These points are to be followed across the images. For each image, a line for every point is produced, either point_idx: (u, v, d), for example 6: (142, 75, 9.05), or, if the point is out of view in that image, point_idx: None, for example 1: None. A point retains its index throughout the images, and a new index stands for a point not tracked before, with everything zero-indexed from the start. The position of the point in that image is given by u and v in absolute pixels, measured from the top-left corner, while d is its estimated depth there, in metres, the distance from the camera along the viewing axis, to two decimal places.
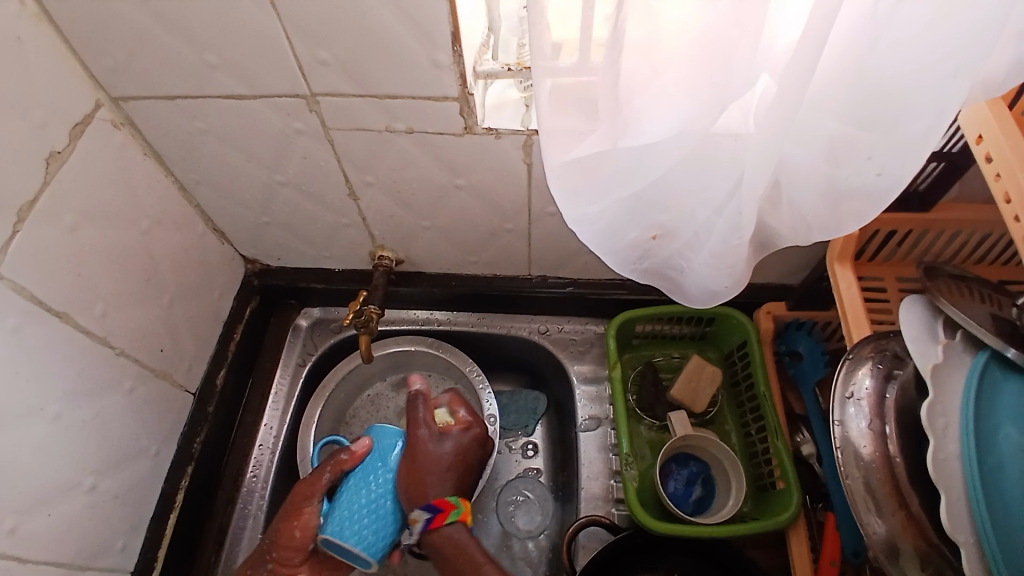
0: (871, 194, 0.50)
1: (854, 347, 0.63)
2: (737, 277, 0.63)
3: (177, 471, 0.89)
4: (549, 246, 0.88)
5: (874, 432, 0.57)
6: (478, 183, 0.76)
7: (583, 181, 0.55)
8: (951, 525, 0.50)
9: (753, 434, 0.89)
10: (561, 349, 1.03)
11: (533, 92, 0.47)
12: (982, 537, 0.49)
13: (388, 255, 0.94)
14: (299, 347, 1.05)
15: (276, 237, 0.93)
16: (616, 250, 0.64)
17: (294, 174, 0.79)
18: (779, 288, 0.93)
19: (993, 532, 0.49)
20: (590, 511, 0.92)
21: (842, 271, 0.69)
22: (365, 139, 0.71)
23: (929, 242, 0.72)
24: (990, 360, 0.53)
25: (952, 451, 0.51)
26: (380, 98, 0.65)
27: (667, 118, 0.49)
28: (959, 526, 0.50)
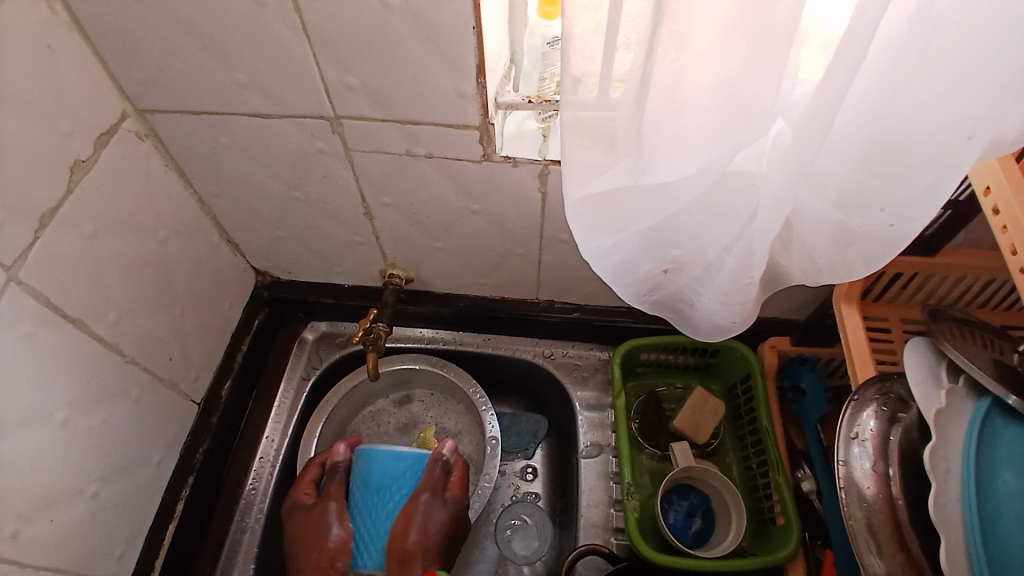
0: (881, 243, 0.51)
1: (859, 387, 0.63)
2: (746, 314, 0.64)
3: (177, 480, 0.89)
4: (559, 272, 0.89)
5: (877, 473, 0.57)
6: (493, 209, 0.78)
7: (600, 216, 0.56)
8: (950, 569, 0.50)
9: (754, 468, 0.89)
10: (565, 374, 1.03)
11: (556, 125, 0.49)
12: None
13: (398, 273, 0.94)
14: (304, 360, 1.06)
15: (290, 251, 0.95)
16: (629, 282, 0.65)
17: (312, 192, 0.81)
18: (784, 323, 0.94)
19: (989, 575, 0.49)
20: (588, 539, 0.91)
21: (848, 310, 0.70)
22: (385, 161, 0.73)
23: (933, 286, 0.73)
24: (992, 407, 0.54)
25: (952, 495, 0.51)
26: (403, 123, 0.67)
27: (686, 157, 0.50)
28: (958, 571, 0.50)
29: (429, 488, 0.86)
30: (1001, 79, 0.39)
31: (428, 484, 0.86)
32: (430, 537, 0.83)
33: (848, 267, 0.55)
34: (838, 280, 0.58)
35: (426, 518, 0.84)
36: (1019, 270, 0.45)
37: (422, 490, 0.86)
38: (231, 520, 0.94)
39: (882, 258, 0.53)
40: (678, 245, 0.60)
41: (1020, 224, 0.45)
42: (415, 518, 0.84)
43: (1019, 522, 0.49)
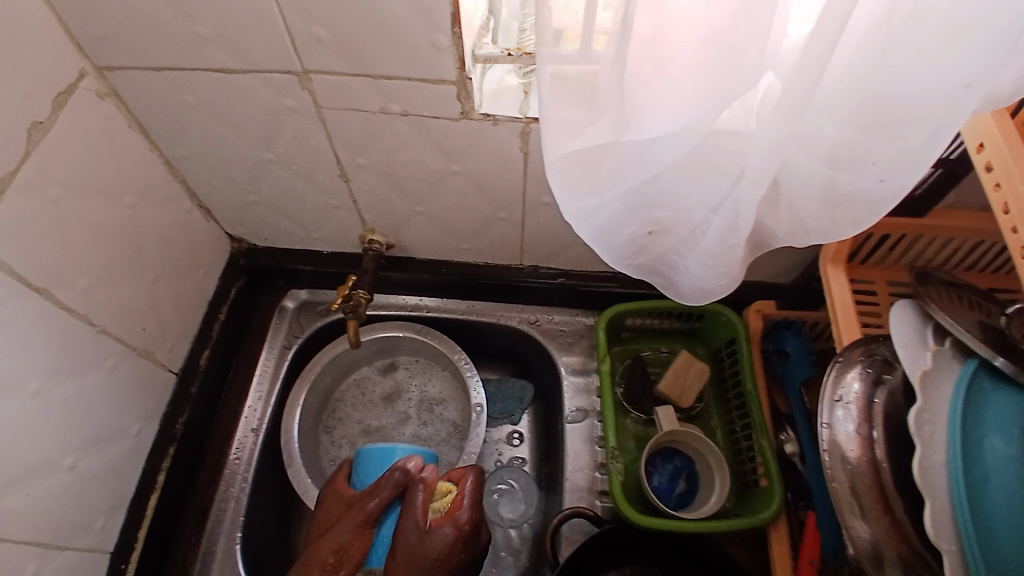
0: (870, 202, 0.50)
1: (844, 349, 0.63)
2: (731, 277, 0.63)
3: (158, 451, 0.88)
4: (543, 236, 0.87)
5: (861, 436, 0.57)
6: (474, 170, 0.74)
7: (584, 174, 0.54)
8: (935, 533, 0.51)
9: (738, 430, 0.89)
10: (550, 340, 1.02)
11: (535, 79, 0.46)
12: (965, 546, 0.50)
13: (378, 238, 0.91)
14: (285, 329, 1.02)
15: (265, 216, 0.91)
16: (613, 245, 0.64)
17: (284, 153, 0.78)
18: (770, 287, 0.93)
19: (976, 539, 0.50)
20: (573, 502, 0.91)
21: (835, 273, 0.69)
22: (359, 120, 0.70)
23: (922, 248, 0.72)
24: (979, 368, 0.55)
25: (937, 460, 0.52)
26: (375, 77, 0.64)
27: (672, 117, 0.48)
28: (942, 535, 0.51)
29: (414, 516, 0.66)
30: (1006, 26, 0.37)
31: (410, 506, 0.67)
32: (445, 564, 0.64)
33: (836, 228, 0.54)
34: (825, 240, 0.56)
35: (415, 549, 0.64)
36: (1011, 230, 0.45)
37: (405, 518, 0.66)
38: (215, 490, 0.93)
39: (871, 217, 0.52)
40: (664, 204, 0.58)
41: (1015, 182, 0.44)
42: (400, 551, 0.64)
43: (1005, 487, 0.50)
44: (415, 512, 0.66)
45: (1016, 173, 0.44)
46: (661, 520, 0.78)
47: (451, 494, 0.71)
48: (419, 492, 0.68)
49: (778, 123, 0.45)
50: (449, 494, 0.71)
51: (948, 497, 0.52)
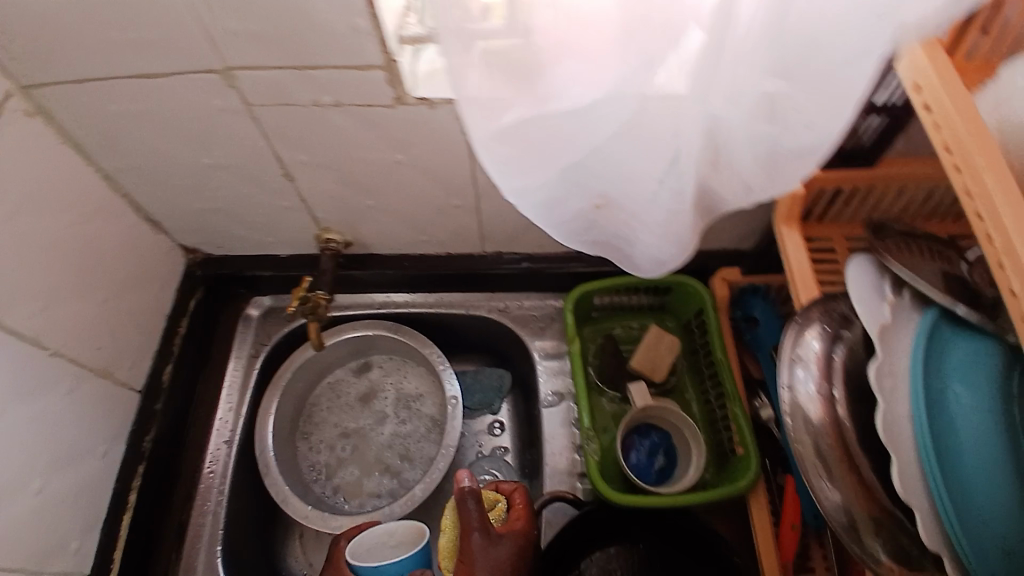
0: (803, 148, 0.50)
1: (802, 309, 0.62)
2: (684, 246, 0.62)
3: (127, 471, 0.86)
4: (500, 221, 0.85)
5: (823, 396, 0.56)
6: (419, 158, 0.73)
7: (515, 151, 0.53)
8: (904, 490, 0.51)
9: (712, 400, 0.88)
10: (521, 326, 1.01)
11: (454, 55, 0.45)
12: (936, 500, 0.50)
13: (334, 237, 0.89)
14: (251, 338, 1.00)
15: (216, 223, 0.89)
16: (560, 221, 0.62)
17: (224, 156, 0.76)
18: (734, 253, 0.92)
19: (945, 491, 0.50)
20: (554, 486, 0.90)
21: (789, 232, 0.68)
22: (294, 114, 0.68)
23: (877, 199, 0.71)
24: (940, 318, 0.55)
25: (901, 413, 0.52)
26: (303, 68, 0.62)
27: (599, 81, 0.47)
28: (912, 491, 0.51)
29: (478, 526, 0.71)
30: None
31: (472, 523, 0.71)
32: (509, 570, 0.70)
33: (779, 180, 0.53)
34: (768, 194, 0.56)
35: (491, 555, 0.70)
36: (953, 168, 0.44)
37: (470, 531, 0.71)
38: (191, 505, 0.90)
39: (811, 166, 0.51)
40: (605, 177, 0.56)
41: (955, 125, 0.43)
42: (477, 560, 0.69)
43: (971, 436, 0.50)
44: (479, 521, 0.71)
45: (954, 112, 0.43)
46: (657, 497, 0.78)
47: (503, 502, 0.79)
48: (473, 505, 0.71)
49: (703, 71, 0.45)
50: (500, 502, 0.79)
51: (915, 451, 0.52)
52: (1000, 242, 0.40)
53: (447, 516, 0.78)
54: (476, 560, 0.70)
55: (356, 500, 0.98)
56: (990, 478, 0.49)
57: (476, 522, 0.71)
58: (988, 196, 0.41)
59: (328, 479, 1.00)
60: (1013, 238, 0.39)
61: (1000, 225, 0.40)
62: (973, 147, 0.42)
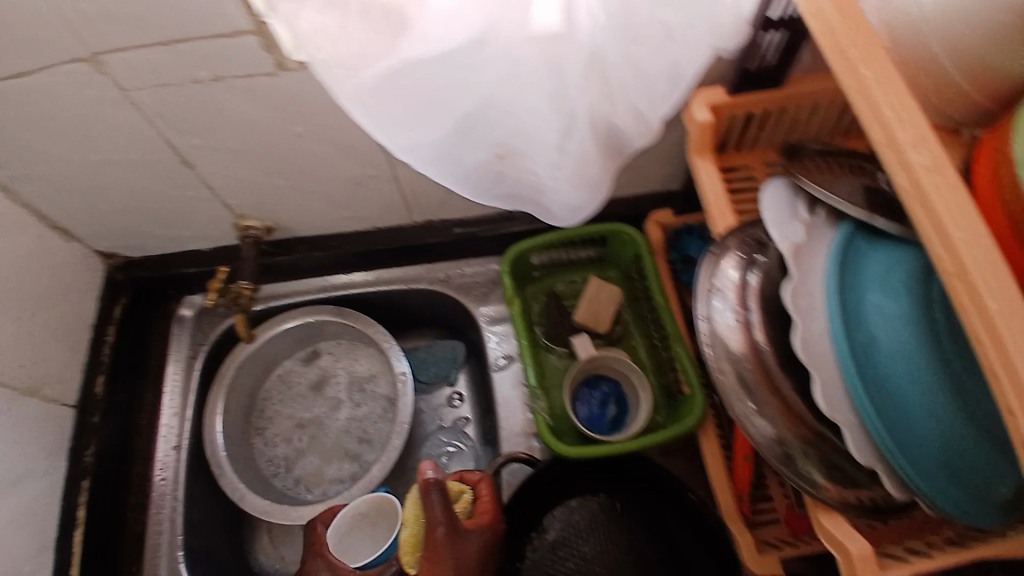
0: (675, 65, 0.53)
1: (719, 239, 0.61)
2: (592, 186, 0.62)
3: (71, 488, 0.83)
4: (420, 188, 0.82)
5: (740, 322, 0.56)
6: (319, 128, 0.70)
7: (395, 105, 0.51)
8: (829, 407, 0.50)
9: (658, 344, 0.87)
10: (464, 295, 0.98)
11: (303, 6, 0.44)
12: (860, 411, 0.49)
13: (253, 224, 0.86)
14: (188, 339, 0.96)
15: (126, 223, 0.85)
16: (464, 175, 0.60)
17: (116, 150, 0.72)
18: (664, 194, 0.91)
19: (868, 401, 0.49)
20: (511, 448, 0.90)
21: (703, 163, 0.67)
22: (176, 96, 0.64)
23: (790, 121, 0.70)
24: (855, 231, 0.55)
25: (818, 330, 0.51)
26: (171, 43, 0.58)
27: (464, 19, 0.46)
28: (836, 407, 0.50)
29: (444, 521, 0.64)
30: None
31: (439, 517, 0.64)
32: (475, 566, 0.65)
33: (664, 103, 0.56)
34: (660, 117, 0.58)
35: (458, 550, 0.64)
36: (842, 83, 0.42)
37: (435, 526, 0.64)
38: (146, 513, 0.87)
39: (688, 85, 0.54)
40: (499, 125, 0.55)
41: (836, 33, 0.43)
42: (443, 558, 0.63)
43: (889, 343, 0.50)
44: (445, 515, 0.64)
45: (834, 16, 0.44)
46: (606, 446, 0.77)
47: (468, 494, 0.72)
48: (438, 498, 0.65)
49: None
50: (465, 493, 0.72)
51: (836, 366, 0.51)
52: (879, 133, 0.39)
53: (408, 508, 0.70)
54: (441, 558, 0.63)
55: (319, 488, 0.96)
56: (910, 379, 0.49)
57: (441, 516, 0.64)
58: (867, 89, 0.40)
59: (288, 471, 0.97)
60: (893, 125, 0.38)
61: (880, 116, 0.39)
62: (852, 46, 0.41)
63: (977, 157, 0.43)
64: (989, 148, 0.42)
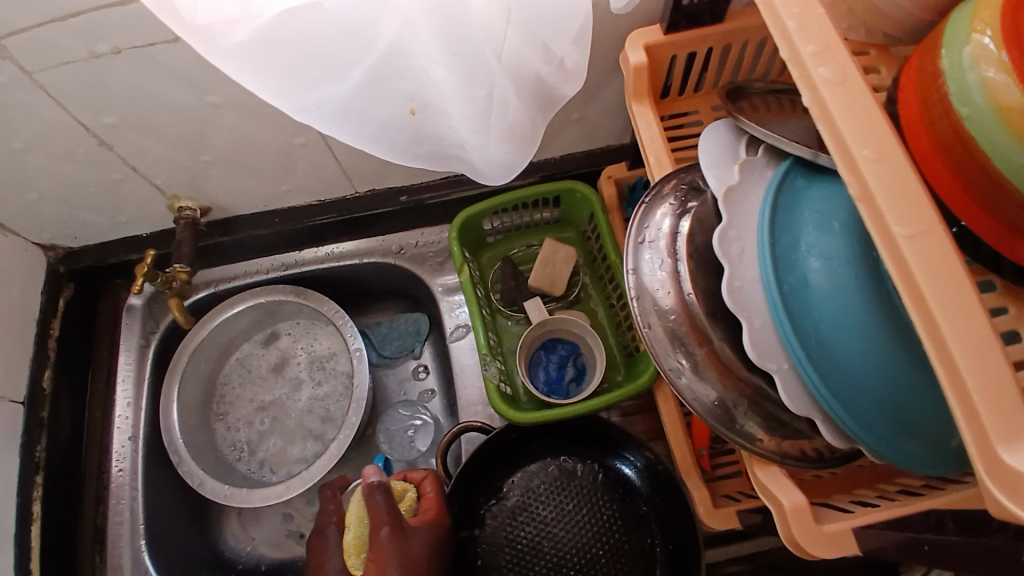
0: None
1: (655, 186, 0.57)
2: (516, 136, 0.59)
3: (25, 482, 0.82)
4: (358, 157, 0.79)
5: (670, 273, 0.53)
6: (237, 98, 0.65)
7: (279, 63, 0.48)
8: (760, 357, 0.48)
9: (616, 304, 0.85)
10: (420, 265, 0.95)
11: None
12: (795, 362, 0.47)
13: (187, 204, 0.83)
14: (138, 327, 0.94)
15: (59, 213, 0.82)
16: (376, 135, 0.57)
17: (29, 137, 0.68)
18: (616, 148, 0.87)
19: (801, 348, 0.47)
20: (471, 418, 0.88)
21: (641, 109, 0.63)
22: (77, 73, 0.60)
23: (735, 58, 0.65)
24: (794, 166, 0.53)
25: (749, 277, 0.49)
26: (58, 16, 0.54)
27: None
28: (768, 355, 0.48)
29: (388, 520, 0.63)
30: None
31: (384, 515, 0.63)
32: (420, 562, 0.64)
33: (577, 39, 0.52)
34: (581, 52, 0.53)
35: (402, 547, 0.63)
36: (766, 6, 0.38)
37: (379, 526, 0.63)
38: (105, 506, 0.88)
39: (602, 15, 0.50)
40: (399, 75, 0.51)
41: None
42: (387, 558, 0.61)
43: (823, 283, 0.47)
44: (390, 514, 0.63)
45: None
46: (559, 410, 0.75)
47: (412, 492, 0.72)
48: (381, 498, 0.64)
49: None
50: (409, 492, 0.72)
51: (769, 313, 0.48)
52: (787, 51, 0.36)
53: (353, 509, 0.69)
54: (386, 557, 0.62)
55: (283, 469, 0.95)
56: (846, 325, 0.47)
57: (386, 516, 0.63)
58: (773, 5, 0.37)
59: (252, 455, 0.96)
60: (799, 43, 0.35)
61: (787, 33, 0.36)
62: None
63: (901, 78, 0.39)
64: (913, 68, 0.38)
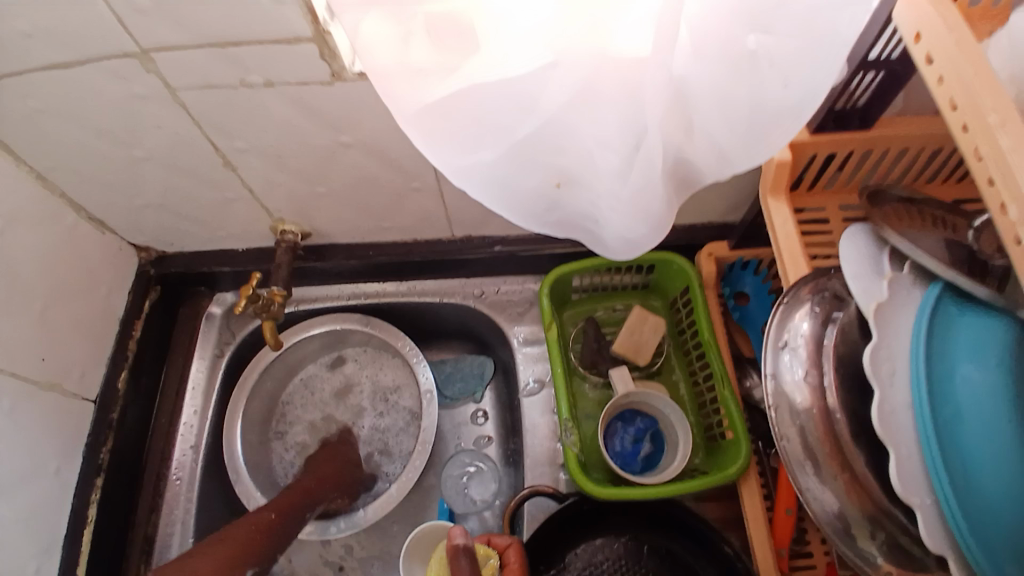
0: (780, 108, 0.46)
1: (791, 287, 0.57)
2: (658, 222, 0.56)
3: (86, 487, 0.80)
4: (465, 204, 0.79)
5: (811, 385, 0.52)
6: (367, 141, 0.66)
7: (452, 129, 0.47)
8: (904, 491, 0.46)
9: (701, 383, 0.83)
10: (498, 312, 0.95)
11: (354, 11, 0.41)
12: (941, 499, 0.45)
13: (291, 229, 0.84)
14: (215, 336, 0.95)
15: (162, 221, 0.83)
16: (517, 203, 0.56)
17: (154, 148, 0.69)
18: (718, 225, 0.86)
19: (950, 488, 0.45)
20: (536, 479, 0.86)
21: (776, 204, 0.63)
22: (221, 98, 0.61)
23: (874, 164, 0.65)
24: (943, 292, 0.50)
25: (899, 402, 0.47)
26: (223, 45, 0.55)
27: (529, 46, 0.41)
28: (913, 490, 0.46)
29: None
30: None
31: None
32: None
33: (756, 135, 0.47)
34: (752, 164, 0.51)
35: None
36: (975, 156, 0.36)
37: None
38: (157, 515, 0.87)
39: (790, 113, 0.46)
40: (560, 154, 0.51)
41: (972, 95, 0.36)
42: None
43: (981, 422, 0.45)
44: None
45: (963, 64, 0.37)
46: (639, 488, 0.72)
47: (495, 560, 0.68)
48: (466, 564, 0.62)
49: (660, 15, 0.38)
50: (492, 559, 0.68)
51: (916, 442, 0.46)
52: (1016, 212, 0.34)
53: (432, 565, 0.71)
54: None
55: None
56: (997, 468, 0.44)
57: None
58: (1002, 159, 0.34)
59: None
60: None
61: (1018, 192, 0.34)
62: (988, 105, 0.36)
63: None
64: None
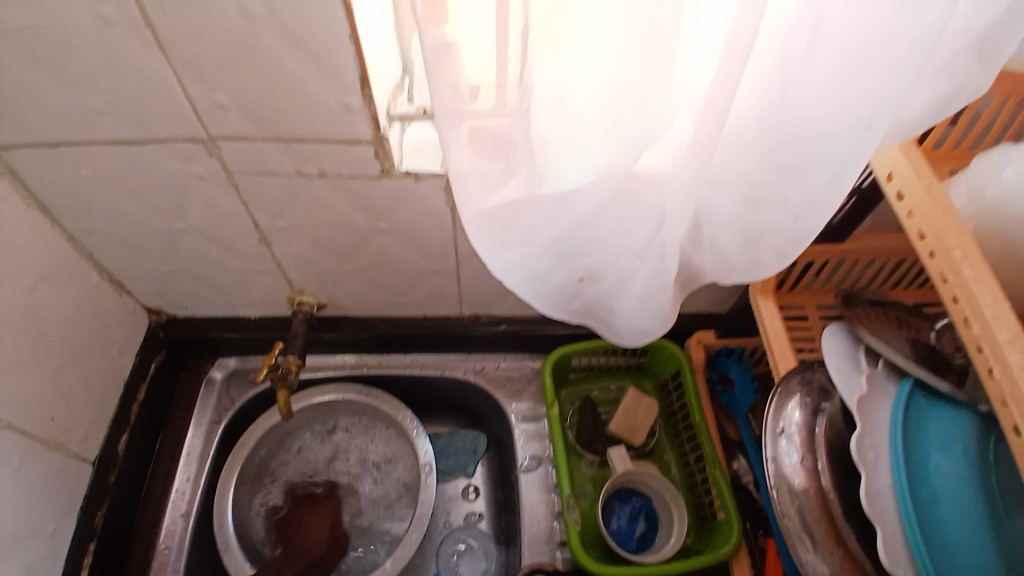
0: (783, 236, 0.51)
1: (782, 379, 0.63)
2: (666, 316, 0.61)
3: (76, 554, 0.80)
4: (478, 286, 0.85)
5: (807, 468, 0.58)
6: (400, 226, 0.73)
7: (502, 231, 0.54)
8: (891, 563, 0.51)
9: (691, 464, 0.88)
10: (497, 388, 0.99)
11: (438, 125, 0.45)
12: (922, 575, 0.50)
13: (308, 299, 0.88)
14: (214, 402, 0.95)
15: (182, 287, 0.86)
16: (545, 293, 0.63)
17: (196, 222, 0.74)
18: (706, 315, 0.94)
19: (930, 564, 0.50)
20: (533, 557, 0.88)
21: (765, 302, 0.70)
22: (272, 181, 0.67)
23: (845, 272, 0.74)
24: (915, 388, 0.56)
25: (884, 484, 0.53)
26: (287, 140, 0.61)
27: (577, 171, 0.49)
28: (898, 563, 0.51)
29: None
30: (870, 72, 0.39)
31: None
32: None
33: (759, 263, 0.54)
34: (750, 279, 0.57)
35: None
36: (941, 279, 0.44)
37: None
38: None
39: (795, 252, 0.52)
40: (588, 254, 0.58)
41: (940, 231, 0.44)
42: None
43: (955, 506, 0.51)
44: None
45: (932, 204, 0.45)
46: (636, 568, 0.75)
47: None
48: None
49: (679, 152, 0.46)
50: None
51: (898, 522, 0.52)
52: (980, 330, 0.42)
53: None
54: None
55: None
56: (970, 548, 0.50)
57: None
58: (968, 288, 0.42)
59: None
60: (995, 327, 0.41)
61: (982, 314, 0.41)
62: (956, 244, 0.43)
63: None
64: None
